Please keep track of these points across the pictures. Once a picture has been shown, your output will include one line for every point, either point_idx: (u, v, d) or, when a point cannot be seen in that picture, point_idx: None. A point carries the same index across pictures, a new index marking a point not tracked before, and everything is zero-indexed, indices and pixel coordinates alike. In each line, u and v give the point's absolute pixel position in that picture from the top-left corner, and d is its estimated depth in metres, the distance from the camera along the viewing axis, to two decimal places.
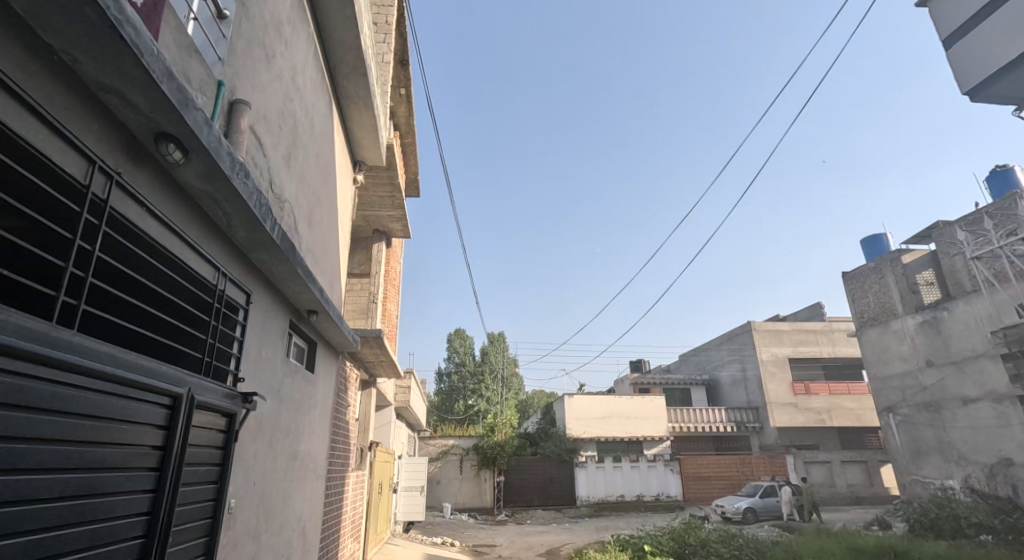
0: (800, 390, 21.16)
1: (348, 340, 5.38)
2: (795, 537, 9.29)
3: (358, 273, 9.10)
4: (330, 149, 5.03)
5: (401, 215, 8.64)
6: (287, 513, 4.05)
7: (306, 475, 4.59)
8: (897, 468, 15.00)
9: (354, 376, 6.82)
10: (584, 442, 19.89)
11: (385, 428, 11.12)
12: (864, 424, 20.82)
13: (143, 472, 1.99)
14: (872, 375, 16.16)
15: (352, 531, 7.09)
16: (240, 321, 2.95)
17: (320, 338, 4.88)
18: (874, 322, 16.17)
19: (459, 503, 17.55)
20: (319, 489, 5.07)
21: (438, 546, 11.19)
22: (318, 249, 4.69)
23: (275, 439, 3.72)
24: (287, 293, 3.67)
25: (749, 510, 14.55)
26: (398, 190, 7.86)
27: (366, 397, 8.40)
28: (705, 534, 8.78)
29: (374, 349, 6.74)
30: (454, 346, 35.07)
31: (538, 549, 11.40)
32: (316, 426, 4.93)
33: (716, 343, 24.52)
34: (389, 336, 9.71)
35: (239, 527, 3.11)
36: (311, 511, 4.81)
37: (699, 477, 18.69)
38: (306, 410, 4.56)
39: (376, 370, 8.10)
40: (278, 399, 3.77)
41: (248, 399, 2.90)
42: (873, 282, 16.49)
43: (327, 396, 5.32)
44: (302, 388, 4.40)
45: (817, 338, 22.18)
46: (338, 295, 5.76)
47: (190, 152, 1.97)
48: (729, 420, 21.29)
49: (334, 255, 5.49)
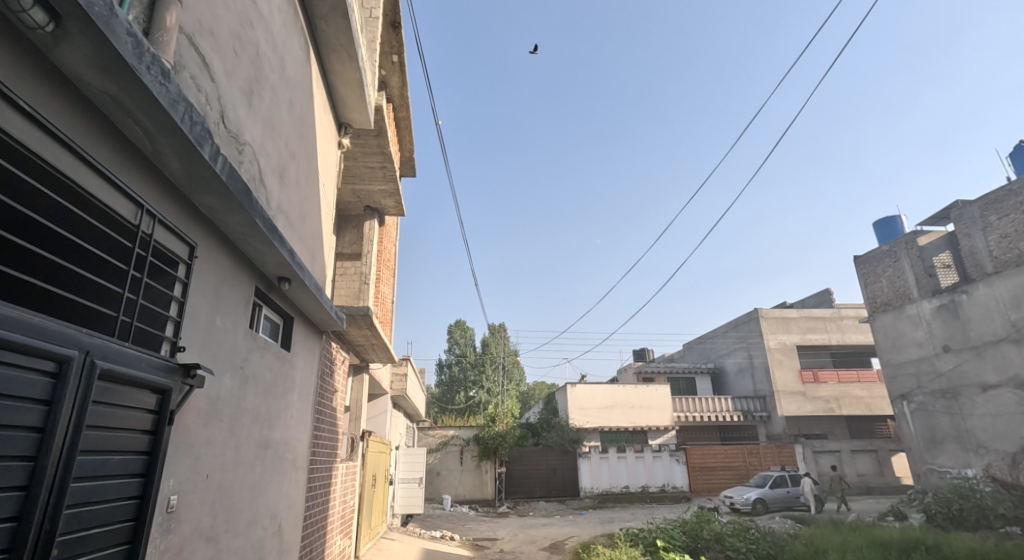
0: (809, 378, 20.65)
1: (330, 317, 4.85)
2: (814, 531, 8.77)
3: (349, 253, 8.58)
4: (309, 101, 4.46)
5: (393, 189, 8.09)
6: (258, 509, 3.53)
7: (283, 465, 4.08)
8: (911, 458, 14.51)
9: (343, 360, 6.30)
10: (587, 432, 19.41)
11: (380, 417, 10.62)
12: (874, 412, 20.31)
13: (9, 463, 1.43)
14: (885, 362, 15.63)
15: (342, 526, 6.60)
16: (180, 278, 2.40)
17: (297, 312, 4.35)
18: (888, 307, 15.60)
19: (459, 495, 17.09)
20: (299, 482, 4.57)
21: (437, 540, 10.71)
22: (293, 211, 4.14)
23: (238, 425, 3.19)
24: (249, 253, 3.12)
25: (758, 501, 14.10)
26: (389, 160, 7.30)
27: (358, 383, 7.89)
28: (718, 527, 8.27)
29: (363, 330, 6.21)
30: (454, 337, 34.52)
31: (541, 542, 10.93)
32: (296, 412, 4.42)
33: (722, 331, 23.99)
34: (382, 320, 9.19)
35: (188, 528, 2.57)
36: (290, 505, 4.31)
37: (706, 467, 18.19)
38: (281, 393, 4.03)
39: (368, 355, 7.59)
40: (242, 378, 3.24)
41: (190, 373, 2.35)
42: (886, 265, 15.91)
43: (309, 380, 4.79)
44: (275, 368, 3.87)
45: (826, 325, 21.62)
46: (322, 268, 5.22)
47: (58, 14, 1.43)
48: (735, 409, 20.81)
49: (316, 224, 4.94)
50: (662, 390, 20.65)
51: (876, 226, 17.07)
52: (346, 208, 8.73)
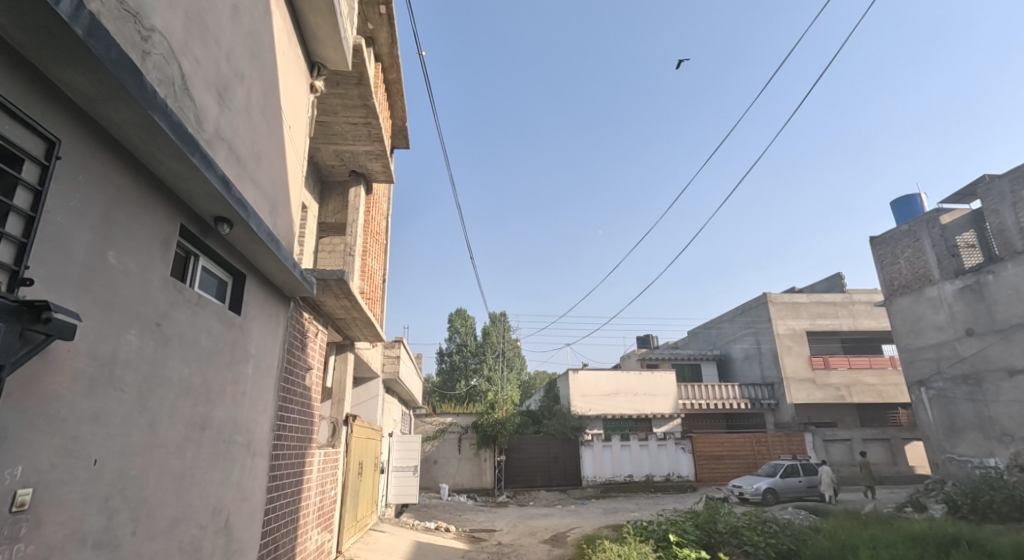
0: (819, 364, 19.99)
1: (294, 278, 4.15)
2: (835, 523, 8.16)
3: (334, 223, 8.14)
4: (264, 19, 3.75)
5: (379, 151, 7.39)
6: (189, 504, 2.86)
7: (230, 450, 3.40)
8: (928, 446, 13.88)
9: (318, 334, 5.60)
10: (590, 420, 18.80)
11: (370, 402, 10.01)
12: (886, 400, 19.63)
13: None
14: (902, 347, 14.93)
15: (320, 519, 5.95)
16: (28, 184, 1.74)
17: (251, 269, 3.67)
18: (906, 289, 14.86)
19: (457, 484, 16.47)
20: (257, 470, 3.91)
21: (431, 532, 10.10)
22: (244, 145, 3.46)
23: (154, 398, 2.49)
24: (162, 178, 2.43)
25: (769, 491, 13.50)
26: (374, 114, 6.58)
27: (342, 362, 7.21)
28: (734, 519, 7.62)
29: (341, 300, 5.53)
30: (454, 326, 33.81)
31: (542, 534, 10.32)
32: (250, 387, 3.75)
33: (728, 317, 23.31)
34: (370, 296, 8.50)
35: (57, 533, 1.88)
36: (243, 496, 3.64)
37: (713, 456, 17.56)
38: (227, 365, 3.34)
39: (351, 331, 6.92)
40: (160, 339, 2.53)
41: (39, 317, 1.67)
42: (905, 246, 15.13)
43: (270, 352, 4.13)
44: (215, 332, 3.16)
45: (837, 311, 20.85)
46: (288, 224, 4.52)
47: None
48: (742, 397, 20.16)
49: (278, 171, 4.24)
50: (667, 377, 19.97)
51: (894, 206, 16.29)
52: (329, 173, 8.01)
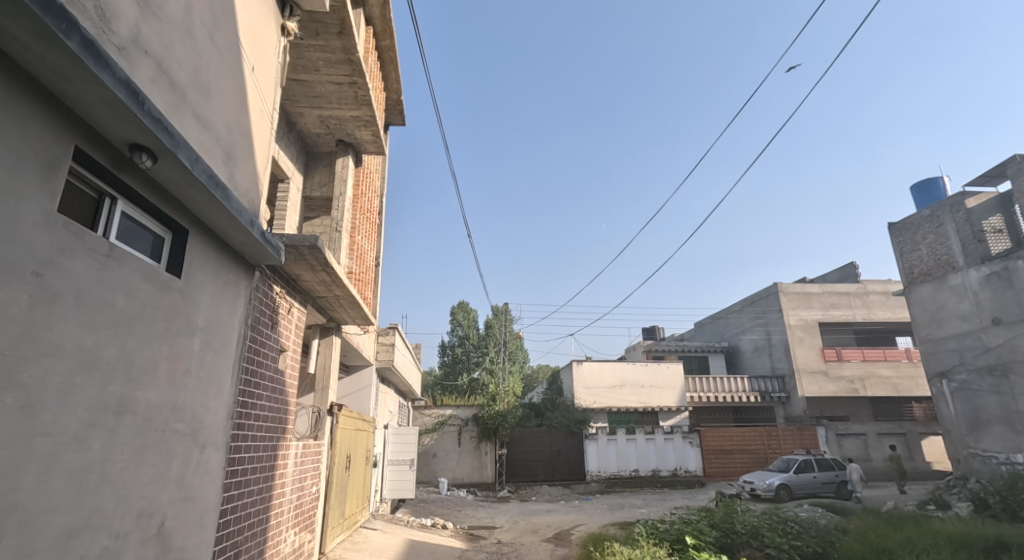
0: (832, 356, 19.31)
1: (254, 241, 3.54)
2: (861, 523, 7.56)
3: (320, 198, 7.56)
4: None
5: (368, 116, 6.78)
6: (97, 508, 2.26)
7: (166, 441, 2.81)
8: (949, 441, 13.23)
9: (294, 313, 4.97)
10: (594, 412, 18.22)
11: (363, 391, 9.43)
12: (901, 394, 18.95)
13: None
14: (922, 338, 14.26)
15: (297, 520, 5.35)
16: None
17: (196, 224, 3.06)
18: (927, 277, 14.17)
19: (457, 478, 15.91)
20: (207, 464, 3.29)
21: (427, 529, 9.55)
22: (185, 67, 2.86)
23: (29, 370, 1.89)
24: (24, 64, 1.83)
25: (782, 487, 12.91)
26: (359, 72, 5.94)
27: (327, 347, 6.58)
28: (753, 519, 6.99)
29: (320, 274, 4.91)
30: (458, 319, 33.20)
31: (544, 532, 9.73)
32: (197, 367, 3.14)
33: (737, 308, 22.64)
34: (360, 277, 7.90)
35: None
36: (186, 496, 3.04)
37: (721, 450, 16.94)
38: (160, 336, 2.72)
39: (337, 313, 6.33)
40: (42, 295, 1.94)
41: None
42: (926, 231, 14.42)
43: (225, 326, 3.51)
44: (139, 295, 2.54)
45: (850, 301, 20.15)
46: (251, 180, 3.90)
47: None
48: (752, 389, 19.53)
49: (238, 116, 3.62)
50: (674, 368, 19.34)
51: (915, 190, 15.57)
52: (315, 142, 7.40)
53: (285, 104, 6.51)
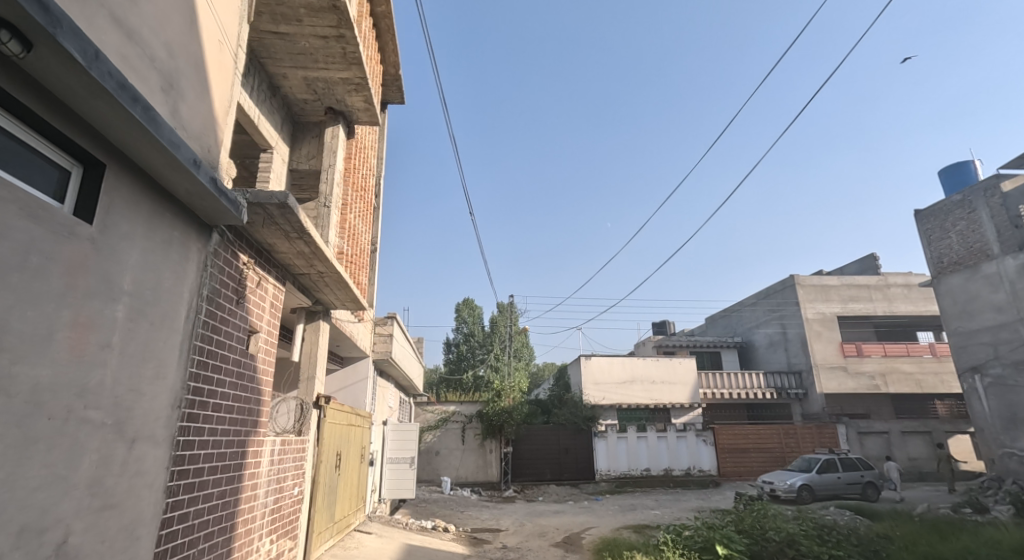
0: (851, 351, 18.53)
1: (203, 190, 2.87)
2: (905, 530, 6.87)
3: (308, 171, 6.93)
4: None
5: (358, 78, 6.13)
6: None
7: (73, 432, 2.18)
8: (982, 440, 12.46)
9: (267, 290, 4.31)
10: (603, 409, 17.49)
11: (359, 385, 8.81)
12: (925, 391, 18.08)
13: None
14: (952, 331, 13.48)
15: (275, 527, 4.69)
16: None
17: (117, 158, 2.42)
18: (958, 267, 13.38)
19: (460, 477, 15.29)
20: (140, 462, 2.65)
21: (427, 532, 8.91)
22: None
23: None
24: None
25: (804, 488, 12.17)
26: (347, 23, 5.28)
27: (314, 332, 5.94)
28: (788, 525, 6.30)
29: (296, 244, 4.26)
30: (463, 316, 32.58)
31: (553, 536, 9.05)
32: (123, 341, 2.49)
33: (751, 302, 21.86)
34: (352, 260, 7.24)
35: None
36: (105, 504, 2.39)
37: (736, 448, 16.23)
38: (58, 295, 2.08)
39: (322, 295, 5.70)
40: None
41: None
42: (958, 218, 13.62)
43: (167, 293, 2.86)
44: (17, 238, 1.92)
45: (870, 294, 19.32)
46: (206, 123, 3.25)
47: None
48: (767, 386, 18.80)
49: (184, 40, 2.97)
50: (687, 364, 18.59)
51: (944, 175, 14.76)
52: (302, 110, 6.77)
53: (266, 63, 5.88)
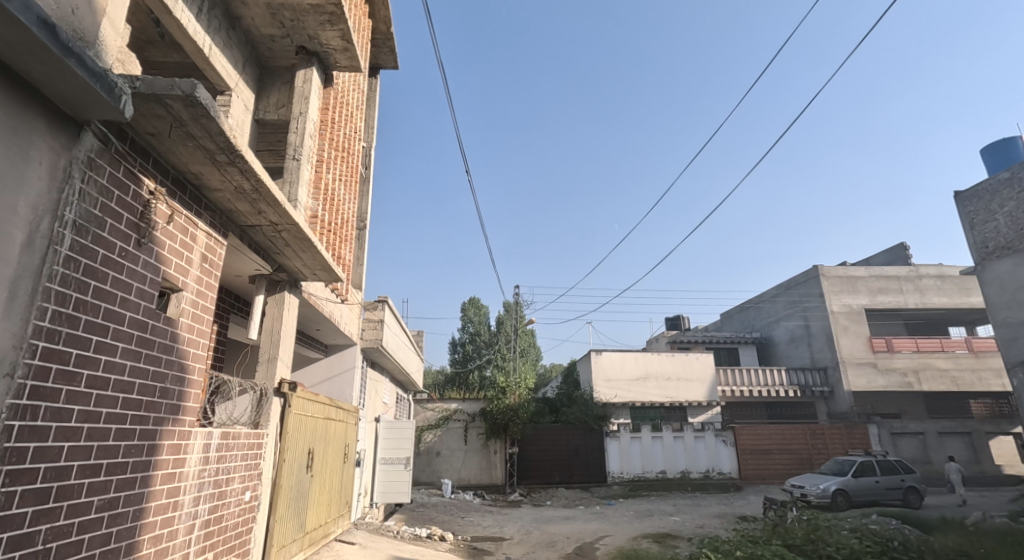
0: (881, 347, 17.31)
1: (33, 43, 1.88)
2: (986, 549, 5.72)
3: (277, 124, 5.96)
4: None
5: (331, 6, 5.15)
6: None
7: None
8: None
9: (190, 234, 3.30)
10: (615, 408, 16.40)
11: (344, 377, 7.81)
12: (962, 388, 16.80)
13: None
14: (1000, 323, 12.23)
15: (209, 544, 3.65)
16: None
17: None
18: (1006, 251, 12.18)
19: (462, 479, 14.29)
20: None
21: (420, 542, 7.89)
22: None
23: None
24: None
25: (838, 492, 11.03)
26: None
27: (276, 306, 4.92)
28: (848, 540, 5.18)
29: (231, 176, 3.25)
30: (468, 315, 31.69)
31: (563, 547, 7.97)
32: None
33: (771, 296, 20.73)
34: (331, 228, 6.19)
35: None
36: None
37: (759, 450, 15.09)
38: None
39: (285, 261, 4.74)
40: None
41: None
42: (1006, 198, 12.49)
43: None
44: None
45: (901, 285, 18.12)
46: None
47: None
48: (791, 383, 17.62)
49: None
50: (704, 360, 17.46)
51: (987, 153, 13.61)
52: (270, 51, 5.82)
53: None
